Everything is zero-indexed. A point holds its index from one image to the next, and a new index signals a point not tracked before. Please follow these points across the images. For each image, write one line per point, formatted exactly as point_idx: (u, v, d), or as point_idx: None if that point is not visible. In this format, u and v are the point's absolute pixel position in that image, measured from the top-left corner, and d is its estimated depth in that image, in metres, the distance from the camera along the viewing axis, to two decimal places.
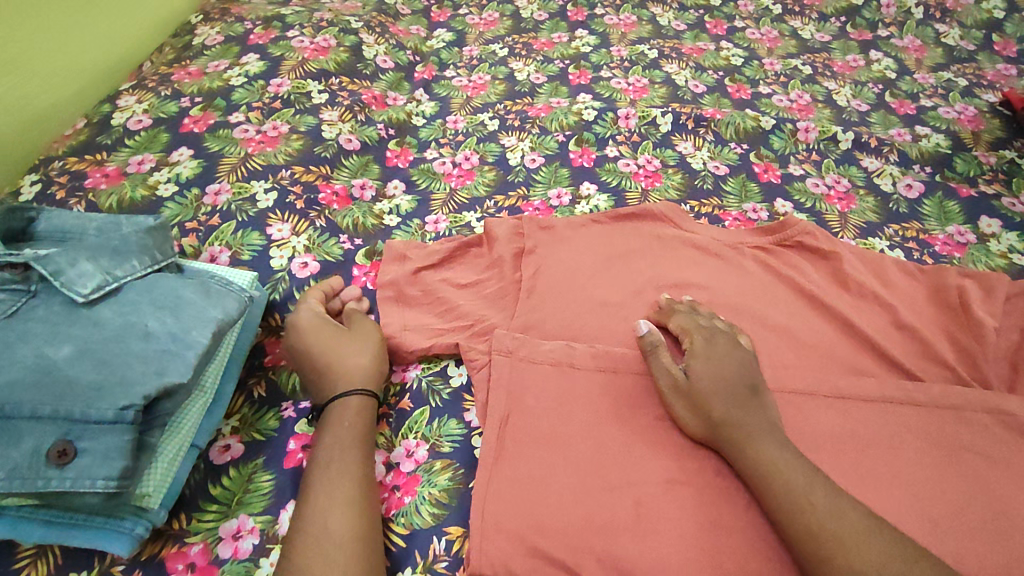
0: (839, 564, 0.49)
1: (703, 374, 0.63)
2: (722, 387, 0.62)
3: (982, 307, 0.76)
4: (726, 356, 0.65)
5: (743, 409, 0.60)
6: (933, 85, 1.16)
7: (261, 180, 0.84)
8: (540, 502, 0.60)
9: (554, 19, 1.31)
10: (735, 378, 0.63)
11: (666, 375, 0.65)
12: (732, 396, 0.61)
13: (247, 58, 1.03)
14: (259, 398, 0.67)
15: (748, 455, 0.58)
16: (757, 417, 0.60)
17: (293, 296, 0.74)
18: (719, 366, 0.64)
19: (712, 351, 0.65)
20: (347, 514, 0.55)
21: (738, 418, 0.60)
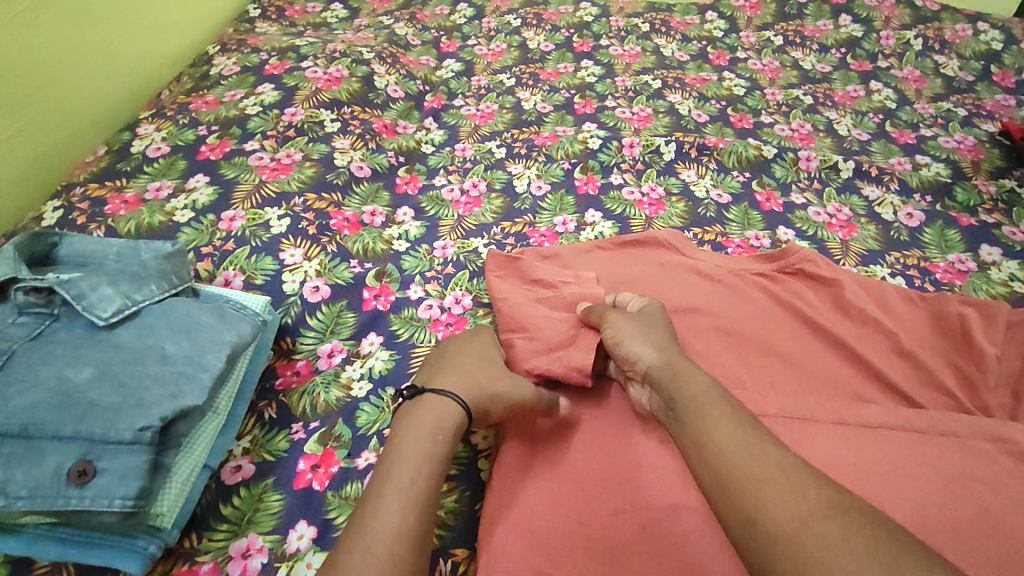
0: (774, 520, 0.46)
1: (644, 335, 0.68)
2: (662, 349, 0.66)
3: (982, 334, 0.77)
4: (645, 328, 0.69)
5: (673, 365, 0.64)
6: (932, 115, 1.18)
7: (274, 207, 0.86)
8: (549, 539, 0.59)
9: (560, 50, 1.35)
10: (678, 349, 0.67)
11: (613, 328, 0.70)
12: (678, 359, 0.65)
13: (263, 87, 1.07)
14: (270, 420, 0.68)
15: (688, 402, 0.59)
16: (694, 372, 0.63)
17: (305, 320, 0.76)
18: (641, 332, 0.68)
19: (658, 325, 0.70)
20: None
21: (679, 369, 0.63)
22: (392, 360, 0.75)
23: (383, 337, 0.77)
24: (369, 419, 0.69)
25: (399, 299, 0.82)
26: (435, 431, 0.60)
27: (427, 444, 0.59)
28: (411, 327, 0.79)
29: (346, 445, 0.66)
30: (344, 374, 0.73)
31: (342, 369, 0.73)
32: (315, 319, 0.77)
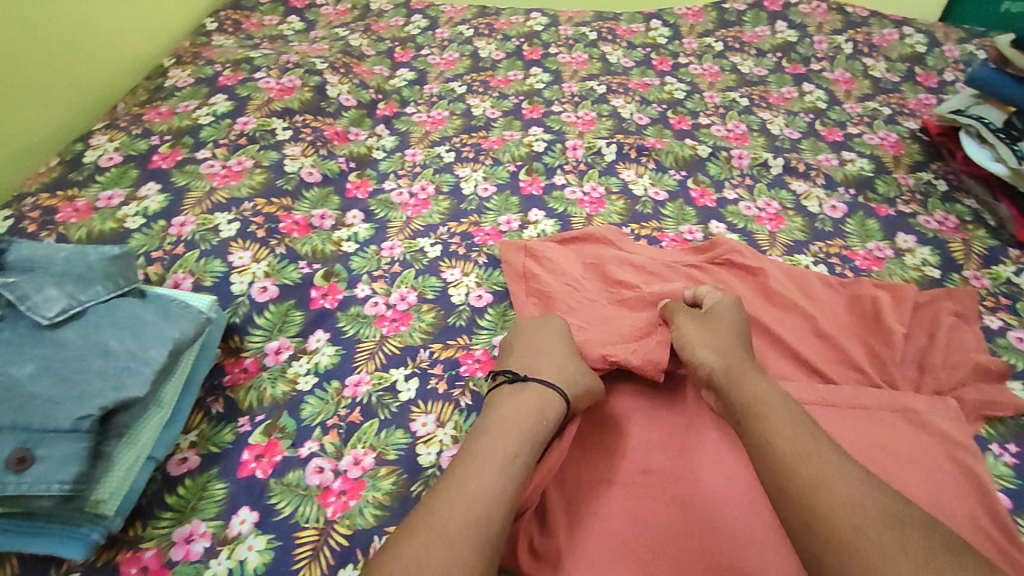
0: (820, 518, 0.48)
1: (708, 339, 0.70)
2: (724, 353, 0.68)
3: (892, 314, 0.83)
4: (726, 329, 0.72)
5: (734, 366, 0.66)
6: (859, 114, 1.25)
7: (224, 212, 0.89)
8: (598, 526, 0.62)
9: (511, 58, 1.40)
10: (744, 352, 0.69)
11: (680, 329, 0.73)
12: (742, 360, 0.67)
13: (216, 98, 1.10)
14: (217, 415, 0.71)
15: (745, 400, 0.61)
16: (756, 375, 0.65)
17: (253, 319, 0.79)
18: (719, 332, 0.71)
19: (727, 326, 0.72)
20: (455, 547, 0.50)
21: (736, 371, 0.65)
22: (338, 355, 0.78)
23: (329, 334, 0.81)
24: (314, 410, 0.72)
25: (346, 297, 0.85)
26: (537, 416, 0.64)
27: (526, 425, 0.63)
28: (357, 324, 0.82)
29: (290, 436, 0.69)
30: (290, 370, 0.76)
31: (289, 364, 0.77)
32: (262, 318, 0.80)
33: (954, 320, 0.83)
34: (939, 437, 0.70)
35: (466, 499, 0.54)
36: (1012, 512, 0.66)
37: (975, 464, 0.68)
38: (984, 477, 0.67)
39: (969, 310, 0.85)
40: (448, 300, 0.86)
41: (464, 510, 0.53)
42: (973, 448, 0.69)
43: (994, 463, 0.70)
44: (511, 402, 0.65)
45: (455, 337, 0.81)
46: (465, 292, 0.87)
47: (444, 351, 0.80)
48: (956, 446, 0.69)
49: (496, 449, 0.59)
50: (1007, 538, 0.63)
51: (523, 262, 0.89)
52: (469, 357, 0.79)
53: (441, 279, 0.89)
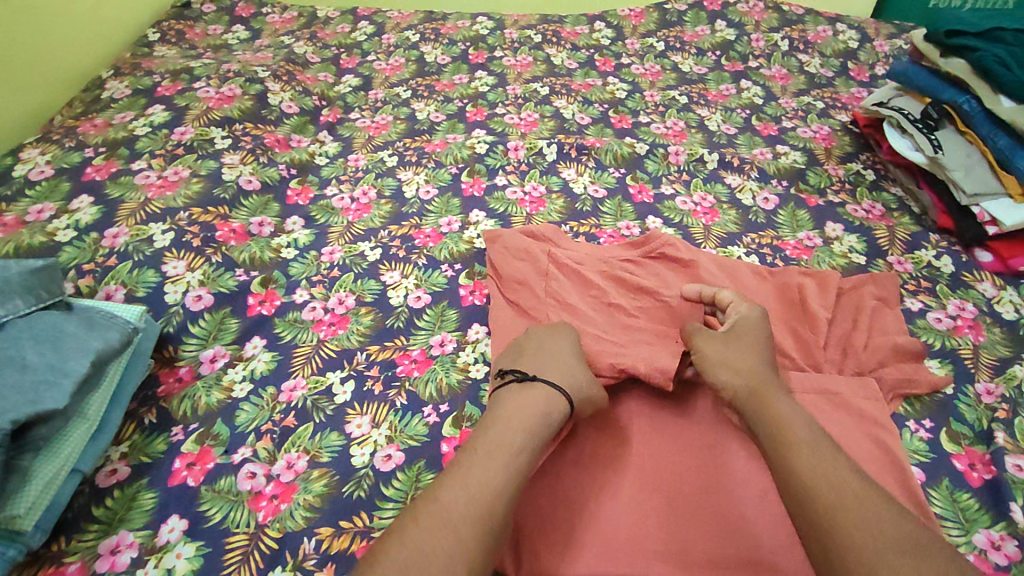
0: (844, 533, 0.51)
1: (732, 357, 0.69)
2: (751, 374, 0.67)
3: (818, 301, 0.85)
4: (751, 348, 0.70)
5: (761, 388, 0.65)
6: (794, 109, 1.29)
7: (159, 222, 0.89)
8: (599, 521, 0.63)
9: (456, 62, 1.41)
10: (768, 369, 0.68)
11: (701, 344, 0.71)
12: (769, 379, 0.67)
13: (153, 108, 1.09)
14: (150, 425, 0.70)
15: (770, 416, 0.62)
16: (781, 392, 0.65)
17: (187, 328, 0.78)
18: (741, 350, 0.70)
19: (753, 340, 0.71)
20: (461, 534, 0.52)
21: (762, 389, 0.65)
22: (274, 361, 0.78)
23: (266, 340, 0.81)
24: (249, 416, 0.72)
25: (284, 303, 0.86)
26: (545, 417, 0.64)
27: (536, 422, 0.64)
28: (294, 329, 0.83)
29: (223, 443, 0.69)
30: (225, 378, 0.76)
31: (223, 372, 0.77)
32: (197, 326, 0.79)
33: (876, 305, 0.86)
34: (858, 417, 0.73)
35: (474, 486, 0.55)
36: (925, 484, 0.68)
37: (890, 438, 0.71)
38: (899, 451, 0.70)
39: (890, 293, 0.89)
40: (387, 303, 0.87)
41: (472, 497, 0.54)
42: (890, 424, 0.72)
43: (910, 439, 0.72)
44: (520, 401, 0.66)
45: (392, 338, 0.82)
46: (404, 294, 0.88)
47: (381, 353, 0.80)
48: (873, 424, 0.72)
49: (505, 441, 0.60)
50: (921, 511, 0.65)
51: (545, 262, 0.89)
52: (406, 357, 0.80)
53: (380, 282, 0.90)
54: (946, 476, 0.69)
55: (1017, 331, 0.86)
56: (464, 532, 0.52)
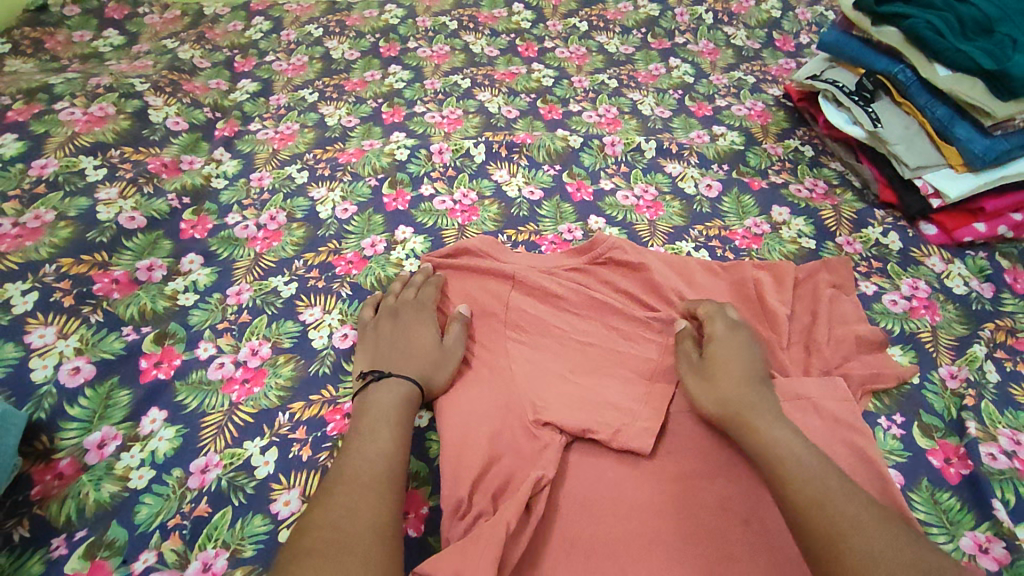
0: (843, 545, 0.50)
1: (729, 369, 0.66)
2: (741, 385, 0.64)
3: (775, 296, 0.80)
4: (751, 357, 0.68)
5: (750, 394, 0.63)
6: (726, 85, 1.23)
7: (17, 281, 0.75)
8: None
9: (367, 56, 1.27)
10: (751, 388, 0.64)
11: (692, 381, 0.67)
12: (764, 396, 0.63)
13: (2, 138, 0.91)
14: (21, 541, 0.59)
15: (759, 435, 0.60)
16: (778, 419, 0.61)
17: (64, 411, 0.67)
18: (741, 359, 0.67)
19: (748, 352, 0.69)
20: (363, 496, 0.55)
21: (751, 418, 0.61)
22: (179, 437, 0.67)
23: (167, 412, 0.69)
24: (151, 511, 0.61)
25: (185, 362, 0.73)
26: (402, 406, 0.66)
27: (392, 403, 0.65)
28: (200, 393, 0.71)
29: (120, 551, 0.59)
30: (119, 465, 0.64)
31: (116, 458, 0.65)
32: (76, 407, 0.67)
33: (833, 292, 0.82)
34: (831, 422, 0.68)
35: (363, 462, 0.59)
36: (906, 489, 0.66)
37: (867, 444, 0.67)
38: (875, 455, 0.66)
39: (846, 279, 0.84)
40: (308, 346, 0.76)
41: (364, 470, 0.58)
42: (864, 428, 0.68)
43: (885, 438, 0.70)
44: (379, 392, 0.67)
45: (318, 390, 0.72)
46: (328, 334, 0.78)
47: (307, 410, 0.70)
48: (846, 427, 0.68)
49: (382, 418, 0.64)
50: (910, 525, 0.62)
51: (500, 288, 0.80)
52: (337, 413, 0.70)
53: (298, 322, 0.78)
54: (925, 475, 0.67)
55: (969, 307, 0.84)
56: (364, 503, 0.55)
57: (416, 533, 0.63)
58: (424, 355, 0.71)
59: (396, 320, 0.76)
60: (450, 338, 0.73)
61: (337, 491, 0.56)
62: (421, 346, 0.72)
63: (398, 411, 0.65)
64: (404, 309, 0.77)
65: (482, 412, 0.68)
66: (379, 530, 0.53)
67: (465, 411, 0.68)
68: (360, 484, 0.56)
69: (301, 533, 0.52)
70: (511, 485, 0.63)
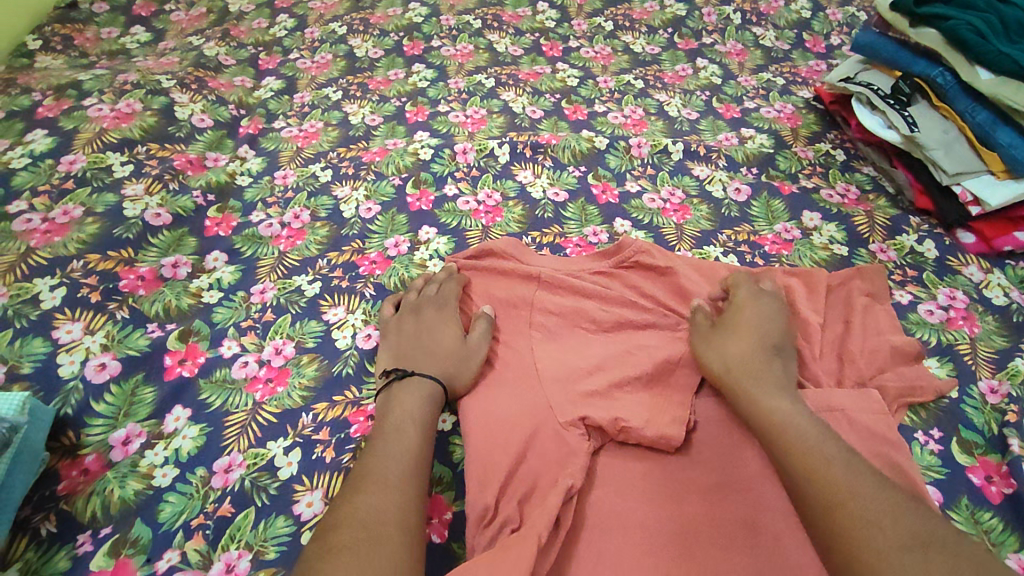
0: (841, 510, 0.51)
1: (737, 338, 0.69)
2: (744, 354, 0.68)
3: (807, 303, 0.78)
4: (765, 326, 0.71)
5: (752, 361, 0.67)
6: (755, 87, 1.21)
7: (46, 276, 0.76)
8: None
9: (390, 55, 1.26)
10: (761, 359, 0.67)
11: (699, 346, 0.71)
12: (769, 370, 0.66)
13: (32, 134, 0.92)
14: (47, 536, 0.59)
15: (757, 406, 0.63)
16: (779, 391, 0.64)
17: (89, 407, 0.67)
18: (756, 328, 0.70)
19: (767, 322, 0.71)
20: (387, 494, 0.55)
21: (748, 384, 0.65)
22: (202, 436, 0.66)
23: (191, 410, 0.69)
24: (175, 510, 0.61)
25: (209, 360, 0.73)
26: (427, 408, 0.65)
27: (417, 407, 0.65)
28: (223, 392, 0.70)
29: (143, 550, 0.58)
30: (143, 462, 0.64)
31: (140, 456, 0.64)
32: (102, 403, 0.67)
33: (867, 301, 0.80)
34: (866, 436, 0.66)
35: (389, 459, 0.58)
36: (945, 507, 0.64)
37: (903, 459, 0.65)
38: (912, 472, 0.64)
39: (880, 287, 0.82)
40: (332, 346, 0.76)
41: (390, 466, 0.58)
42: (900, 442, 0.66)
43: (921, 453, 0.68)
44: (404, 391, 0.66)
45: (341, 390, 0.71)
46: (351, 334, 0.77)
47: (330, 411, 0.69)
48: (883, 442, 0.66)
49: (406, 417, 0.63)
50: None
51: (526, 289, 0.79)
52: (361, 415, 0.69)
53: (322, 322, 0.78)
54: (964, 493, 0.65)
55: (1010, 318, 0.82)
56: (391, 501, 0.54)
57: (439, 538, 0.62)
58: (448, 353, 0.70)
59: (419, 317, 0.75)
60: (474, 337, 0.73)
61: (363, 486, 0.55)
62: (444, 345, 0.71)
63: (423, 412, 0.64)
64: (427, 306, 0.76)
65: (509, 417, 0.67)
66: (405, 532, 0.53)
67: (490, 415, 0.67)
68: (388, 481, 0.56)
69: (330, 529, 0.52)
70: (537, 493, 0.62)
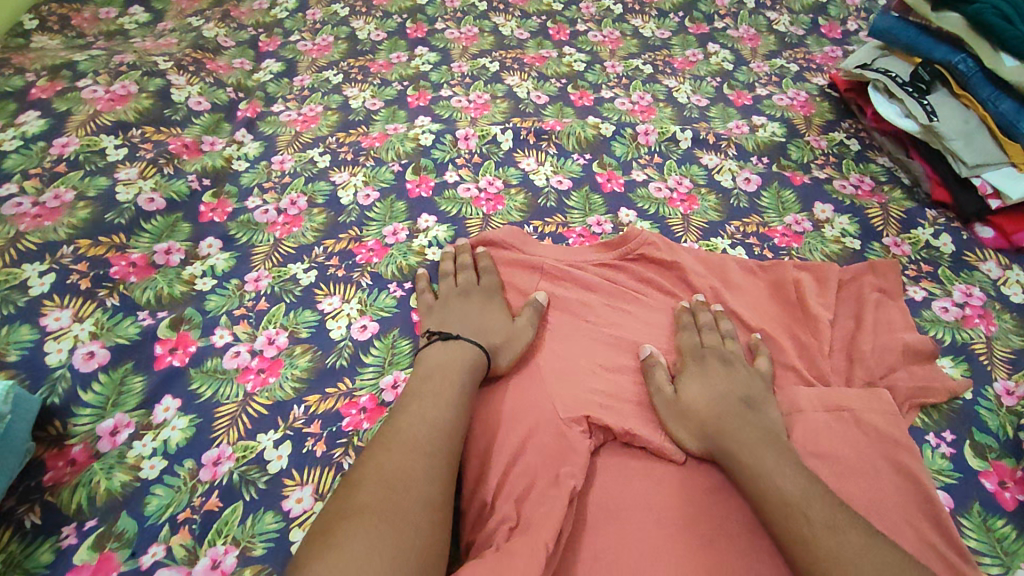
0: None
1: (699, 402, 0.64)
2: (697, 422, 0.63)
3: (817, 299, 0.76)
4: (733, 381, 0.66)
5: (726, 420, 0.62)
6: (767, 73, 1.17)
7: (35, 262, 0.74)
8: None
9: (393, 37, 1.23)
10: (736, 419, 0.62)
11: (665, 416, 0.64)
12: (739, 428, 0.61)
13: (25, 116, 0.90)
14: (32, 528, 0.57)
15: (744, 468, 0.58)
16: (767, 446, 0.59)
17: (77, 396, 0.65)
18: (708, 390, 0.65)
19: (697, 386, 0.66)
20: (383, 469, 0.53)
21: (734, 448, 0.60)
22: (191, 427, 0.65)
23: (180, 400, 0.67)
24: (162, 503, 0.60)
25: (200, 349, 0.72)
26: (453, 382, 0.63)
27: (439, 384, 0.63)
28: (214, 382, 0.69)
29: (128, 544, 0.57)
30: (131, 454, 0.63)
31: (128, 447, 0.63)
32: (89, 392, 0.66)
33: (879, 297, 0.77)
34: (875, 437, 0.64)
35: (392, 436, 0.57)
36: (955, 513, 0.62)
37: (915, 464, 0.62)
38: (924, 477, 0.61)
39: (893, 283, 0.79)
40: (326, 337, 0.74)
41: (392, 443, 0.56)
42: (911, 445, 0.63)
43: (932, 456, 0.65)
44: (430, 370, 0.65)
45: (335, 382, 0.70)
46: (346, 324, 0.75)
47: (322, 403, 0.68)
48: (894, 444, 0.63)
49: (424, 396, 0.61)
50: (957, 552, 0.58)
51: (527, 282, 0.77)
52: (354, 407, 0.67)
53: (316, 312, 0.76)
54: (975, 498, 0.63)
55: None
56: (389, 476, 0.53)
57: None
58: (494, 332, 0.70)
59: (466, 299, 0.75)
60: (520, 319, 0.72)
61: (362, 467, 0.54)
62: (491, 325, 0.71)
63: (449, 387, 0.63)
64: (475, 290, 0.76)
65: (506, 414, 0.64)
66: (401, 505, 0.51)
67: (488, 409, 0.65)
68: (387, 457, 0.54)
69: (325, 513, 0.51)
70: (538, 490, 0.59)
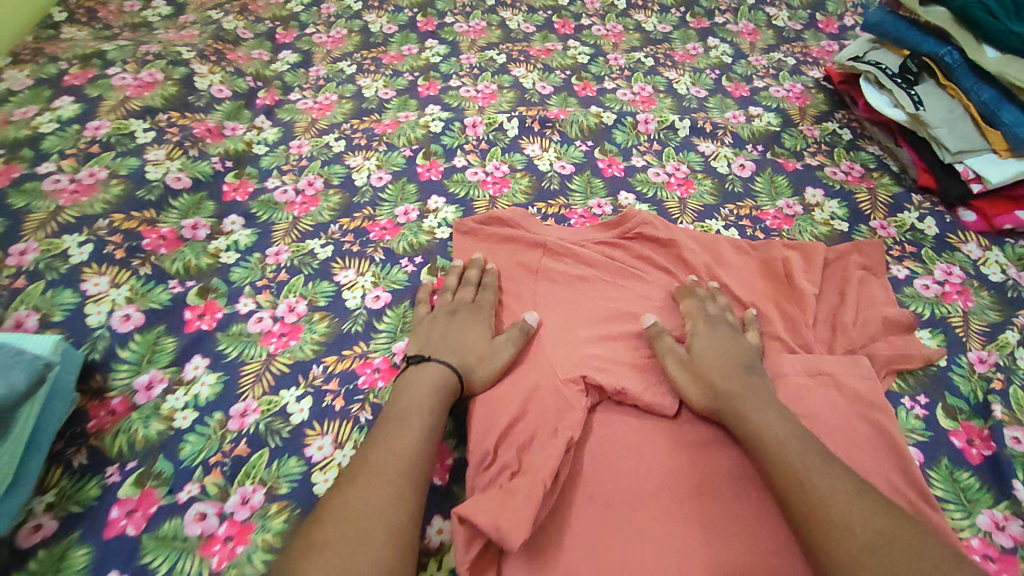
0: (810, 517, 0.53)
1: (706, 364, 0.68)
2: (705, 382, 0.66)
3: (803, 274, 0.80)
4: (738, 348, 0.70)
5: (733, 381, 0.66)
6: (764, 66, 1.21)
7: (73, 233, 0.80)
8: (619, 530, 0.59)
9: (404, 31, 1.28)
10: (741, 380, 0.66)
11: (673, 372, 0.69)
12: (743, 389, 0.65)
13: (60, 101, 0.96)
14: (79, 468, 0.63)
15: (740, 421, 0.62)
16: (765, 404, 0.63)
17: (115, 353, 0.71)
18: (717, 353, 0.69)
19: (705, 351, 0.69)
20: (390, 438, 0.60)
21: (738, 403, 0.63)
22: (220, 383, 0.70)
23: (208, 359, 0.72)
24: (195, 449, 0.65)
25: (226, 314, 0.77)
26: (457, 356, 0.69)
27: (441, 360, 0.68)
28: (240, 344, 0.74)
29: (166, 482, 0.62)
30: (165, 405, 0.68)
31: (162, 400, 0.69)
32: (126, 350, 0.71)
33: (863, 274, 0.81)
34: (853, 398, 0.68)
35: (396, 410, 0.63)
36: (926, 467, 0.66)
37: (890, 422, 0.67)
38: (897, 434, 0.66)
39: (877, 262, 0.83)
40: (342, 305, 0.79)
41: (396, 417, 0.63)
42: (885, 405, 0.68)
43: (907, 417, 0.70)
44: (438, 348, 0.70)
45: (350, 345, 0.75)
46: (361, 295, 0.80)
47: (340, 364, 0.73)
48: (871, 405, 0.68)
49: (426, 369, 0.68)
50: (927, 502, 0.62)
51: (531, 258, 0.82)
52: (368, 367, 0.73)
53: (333, 283, 0.81)
54: (946, 455, 0.67)
55: (1005, 294, 0.83)
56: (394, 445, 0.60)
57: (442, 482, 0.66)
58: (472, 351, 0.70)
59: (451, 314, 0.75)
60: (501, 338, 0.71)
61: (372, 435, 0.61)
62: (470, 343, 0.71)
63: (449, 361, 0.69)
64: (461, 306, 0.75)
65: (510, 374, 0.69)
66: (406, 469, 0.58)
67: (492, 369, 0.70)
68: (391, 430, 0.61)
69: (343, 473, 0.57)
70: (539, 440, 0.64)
